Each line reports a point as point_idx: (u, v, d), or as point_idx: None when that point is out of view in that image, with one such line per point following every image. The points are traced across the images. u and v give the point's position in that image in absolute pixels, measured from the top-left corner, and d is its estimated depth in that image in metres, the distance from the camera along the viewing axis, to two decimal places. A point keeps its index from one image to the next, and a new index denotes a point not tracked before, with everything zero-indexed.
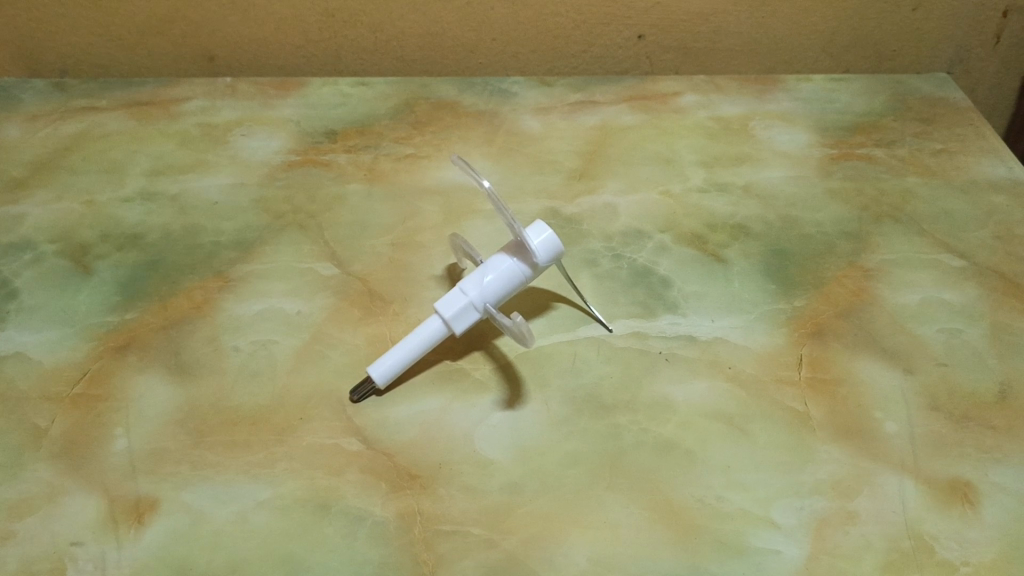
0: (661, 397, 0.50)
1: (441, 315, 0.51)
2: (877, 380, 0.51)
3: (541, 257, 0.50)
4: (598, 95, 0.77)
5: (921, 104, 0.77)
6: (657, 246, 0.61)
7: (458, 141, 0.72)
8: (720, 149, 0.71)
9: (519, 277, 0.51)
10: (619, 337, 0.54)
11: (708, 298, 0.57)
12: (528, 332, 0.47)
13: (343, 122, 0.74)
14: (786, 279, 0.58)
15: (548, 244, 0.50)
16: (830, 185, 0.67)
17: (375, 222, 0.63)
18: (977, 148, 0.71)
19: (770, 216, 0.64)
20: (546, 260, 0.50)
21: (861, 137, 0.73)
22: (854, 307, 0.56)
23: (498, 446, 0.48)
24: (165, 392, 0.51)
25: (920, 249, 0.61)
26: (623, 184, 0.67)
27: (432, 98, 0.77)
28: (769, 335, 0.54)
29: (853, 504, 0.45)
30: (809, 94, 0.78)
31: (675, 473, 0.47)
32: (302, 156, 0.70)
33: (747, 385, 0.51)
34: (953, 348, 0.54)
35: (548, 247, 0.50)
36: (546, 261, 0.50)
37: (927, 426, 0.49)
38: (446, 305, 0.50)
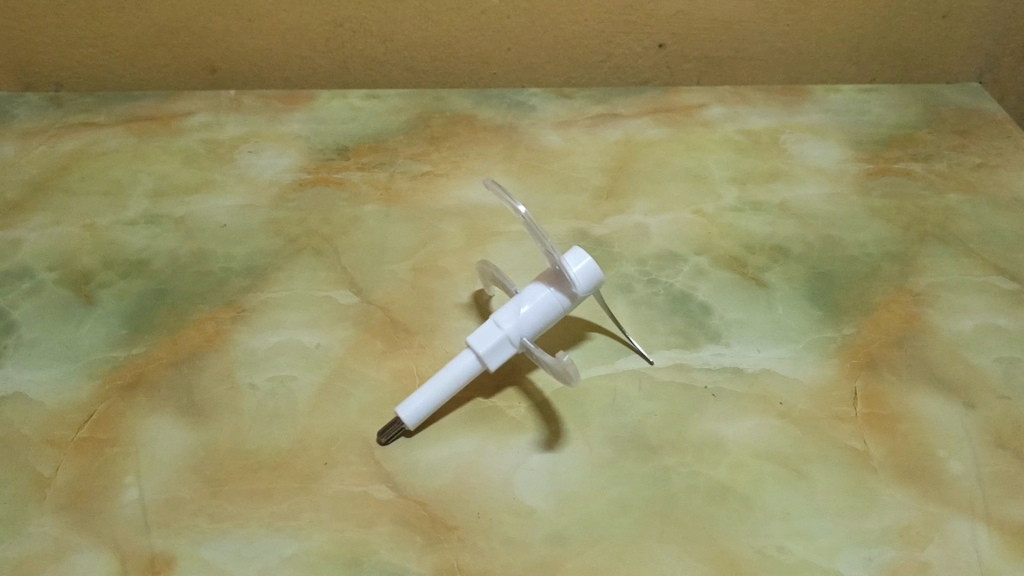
0: (710, 436, 0.47)
1: (475, 349, 0.47)
2: (936, 415, 0.49)
3: (581, 286, 0.46)
4: (620, 108, 0.74)
5: (954, 115, 0.74)
6: (693, 270, 0.58)
7: (478, 157, 0.69)
8: (752, 164, 0.68)
9: (558, 307, 0.48)
10: (660, 371, 0.51)
11: (752, 326, 0.54)
12: (572, 371, 0.43)
13: (355, 138, 0.70)
14: (831, 306, 0.55)
15: (590, 269, 0.47)
16: (869, 202, 0.64)
17: (395, 246, 0.60)
18: (1018, 162, 0.68)
19: (809, 236, 0.61)
20: (585, 290, 0.47)
21: (896, 151, 0.70)
22: (905, 335, 0.53)
23: (539, 493, 0.45)
24: (177, 436, 0.47)
25: (969, 271, 0.58)
26: (653, 203, 0.64)
27: (448, 112, 0.74)
28: (818, 367, 0.51)
29: (924, 554, 0.42)
30: (837, 106, 0.75)
31: (730, 521, 0.43)
32: (313, 175, 0.66)
33: (800, 422, 0.48)
34: (1014, 379, 0.51)
35: (591, 272, 0.47)
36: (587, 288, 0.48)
37: (994, 466, 0.46)
38: (480, 337, 0.47)
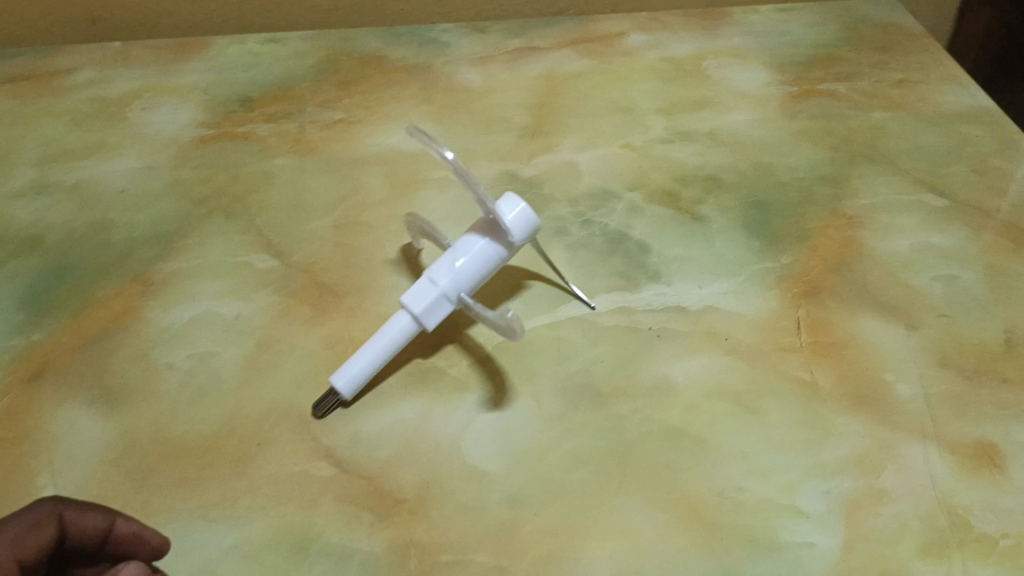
0: (659, 379, 0.46)
1: (410, 308, 0.44)
2: (881, 339, 0.48)
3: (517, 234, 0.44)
4: (538, 40, 0.71)
5: (873, 31, 0.73)
6: (628, 208, 0.56)
7: (393, 100, 0.65)
8: (678, 92, 0.66)
9: (495, 256, 0.45)
10: (603, 315, 0.49)
11: (692, 262, 0.53)
12: (515, 326, 0.41)
13: (259, 87, 0.65)
14: (769, 235, 0.54)
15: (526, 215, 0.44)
16: (797, 125, 0.63)
17: (314, 202, 0.56)
18: (938, 76, 0.68)
19: (741, 165, 0.60)
20: (522, 238, 0.44)
21: (820, 71, 0.69)
22: (844, 260, 0.53)
23: (490, 454, 0.43)
24: (93, 427, 0.43)
25: (900, 190, 0.58)
26: (581, 139, 0.61)
27: (357, 53, 0.69)
28: (762, 299, 0.50)
29: (881, 481, 0.42)
30: (758, 27, 0.74)
31: (687, 466, 0.42)
32: (215, 129, 0.61)
33: (748, 357, 0.47)
34: (952, 297, 0.51)
35: (528, 217, 0.45)
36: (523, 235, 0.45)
37: (941, 385, 0.46)
38: (415, 296, 0.44)
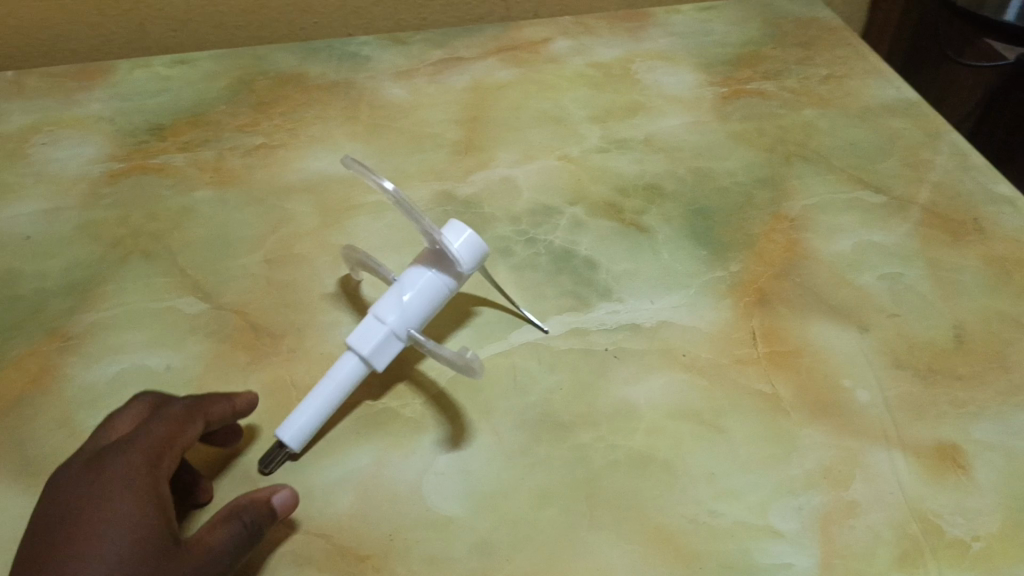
0: (620, 403, 0.45)
1: (357, 349, 0.42)
2: (835, 344, 0.48)
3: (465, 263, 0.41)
4: (462, 50, 0.69)
5: (794, 26, 0.74)
6: (571, 222, 0.55)
7: (316, 120, 0.61)
8: (609, 99, 0.65)
9: (443, 287, 0.43)
10: (557, 339, 0.47)
11: (641, 276, 0.51)
12: (473, 361, 0.39)
13: (170, 114, 0.61)
14: (715, 242, 0.54)
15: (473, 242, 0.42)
16: (730, 127, 0.63)
17: (240, 236, 0.53)
18: (862, 70, 0.69)
19: (680, 171, 0.59)
20: (471, 266, 0.42)
21: (747, 70, 0.68)
22: (791, 264, 0.53)
23: (453, 499, 0.41)
24: (15, 505, 0.39)
25: (837, 188, 0.58)
26: (516, 153, 0.60)
27: (273, 73, 0.66)
28: (714, 310, 0.50)
29: (850, 492, 0.41)
30: (682, 28, 0.73)
31: (657, 493, 0.41)
32: (127, 163, 0.57)
33: (706, 373, 0.46)
34: (899, 295, 0.51)
35: (475, 243, 0.42)
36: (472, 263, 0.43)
37: (898, 387, 0.46)
38: (361, 335, 0.42)
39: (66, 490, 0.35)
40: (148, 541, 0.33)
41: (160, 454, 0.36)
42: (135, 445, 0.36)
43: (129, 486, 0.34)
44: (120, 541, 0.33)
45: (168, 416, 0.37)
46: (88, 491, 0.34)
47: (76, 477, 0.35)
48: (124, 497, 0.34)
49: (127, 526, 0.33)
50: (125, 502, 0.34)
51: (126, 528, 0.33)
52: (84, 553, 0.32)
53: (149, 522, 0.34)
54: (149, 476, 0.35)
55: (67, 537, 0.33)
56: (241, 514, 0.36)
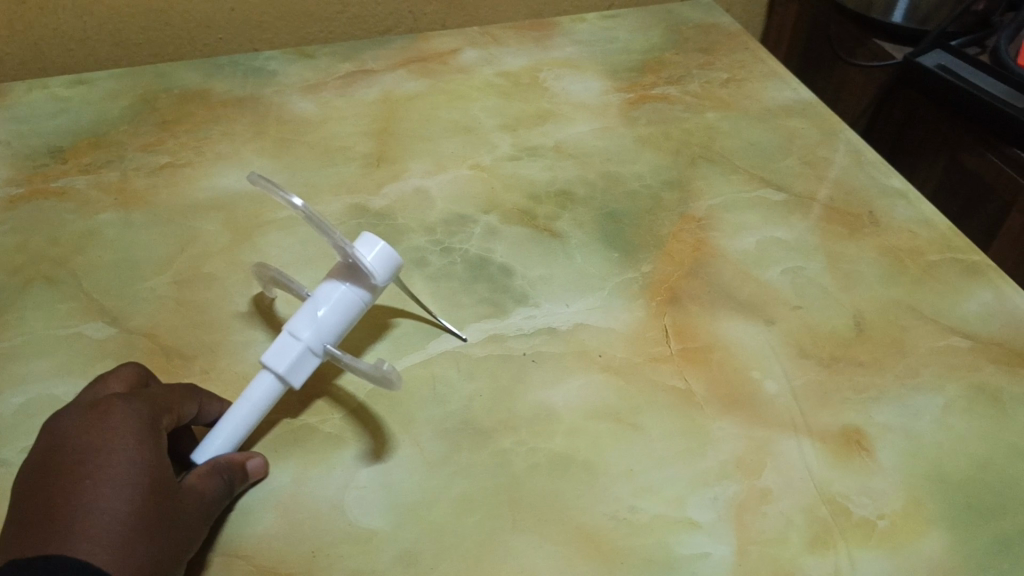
0: (540, 406, 0.45)
1: (272, 366, 0.41)
2: (743, 338, 0.50)
3: (379, 274, 0.42)
4: (371, 63, 0.69)
5: (695, 32, 0.76)
6: (486, 230, 0.55)
7: (223, 138, 0.61)
8: (518, 108, 0.66)
9: (358, 300, 0.43)
10: (475, 346, 0.48)
11: (556, 281, 0.52)
12: (393, 373, 0.39)
13: (69, 135, 0.60)
14: (626, 245, 0.55)
15: (383, 251, 0.42)
16: (637, 132, 0.64)
17: (148, 258, 0.52)
18: (760, 73, 0.71)
19: (590, 176, 0.60)
20: (386, 276, 0.42)
21: (652, 76, 0.70)
22: (699, 263, 0.54)
23: (376, 511, 0.40)
24: None
25: (741, 188, 0.60)
26: (428, 163, 0.60)
27: (176, 90, 0.65)
28: (628, 311, 0.51)
29: (762, 480, 0.43)
30: (588, 36, 0.75)
31: (578, 493, 0.42)
32: (25, 187, 0.55)
33: (622, 372, 0.47)
34: (801, 289, 0.53)
35: (386, 253, 0.42)
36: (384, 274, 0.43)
37: (804, 376, 0.48)
38: (276, 351, 0.41)
39: (68, 422, 0.36)
40: (162, 479, 0.34)
41: (162, 408, 0.38)
42: (140, 395, 0.37)
43: (141, 425, 0.36)
44: (138, 472, 0.34)
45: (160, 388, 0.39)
46: (100, 424, 0.35)
47: (76, 414, 0.36)
48: (145, 440, 0.35)
49: (145, 459, 0.34)
50: (141, 438, 0.35)
51: (143, 462, 0.34)
52: (106, 480, 0.33)
53: (161, 462, 0.35)
54: (154, 421, 0.36)
55: (82, 463, 0.33)
56: (222, 471, 0.39)
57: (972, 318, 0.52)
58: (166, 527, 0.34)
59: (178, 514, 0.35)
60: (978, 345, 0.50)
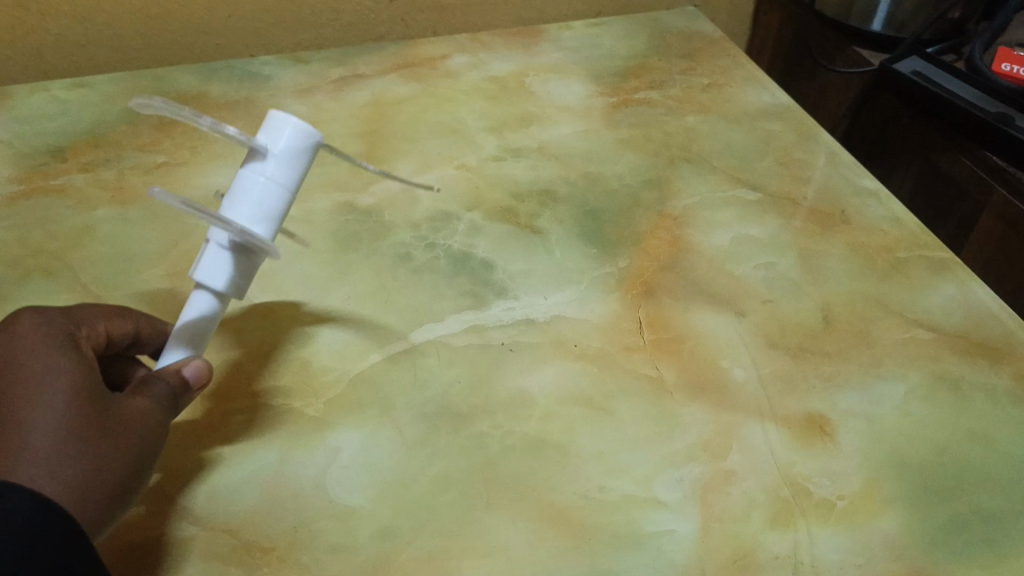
0: (516, 392, 0.47)
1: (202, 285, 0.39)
2: (714, 329, 0.52)
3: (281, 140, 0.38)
4: (362, 68, 0.71)
5: (679, 39, 0.78)
6: (468, 227, 0.57)
7: (218, 139, 0.63)
8: (504, 111, 0.68)
9: (275, 185, 0.38)
10: (455, 336, 0.50)
11: (535, 275, 0.54)
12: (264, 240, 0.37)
13: (69, 136, 0.62)
14: (605, 241, 0.57)
15: (273, 123, 0.38)
16: (618, 134, 0.66)
17: (142, 252, 0.54)
18: (740, 78, 0.73)
19: (571, 176, 0.62)
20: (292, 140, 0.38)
21: (635, 81, 0.72)
22: (674, 258, 0.56)
23: (356, 490, 0.42)
24: None
25: (717, 188, 0.62)
26: (415, 163, 0.62)
27: (174, 93, 0.67)
28: (604, 303, 0.53)
29: (728, 462, 0.45)
30: (574, 42, 0.77)
31: (550, 473, 0.44)
32: (26, 185, 0.58)
33: (597, 361, 0.49)
34: (772, 283, 0.55)
35: (279, 122, 0.38)
36: (290, 148, 0.38)
37: (771, 366, 0.50)
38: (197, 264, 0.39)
39: None
40: (85, 385, 0.36)
41: (77, 321, 0.39)
42: (52, 311, 0.39)
43: (55, 338, 0.37)
44: (65, 379, 0.36)
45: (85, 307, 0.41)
46: (13, 343, 0.36)
47: None
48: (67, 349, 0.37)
49: (63, 369, 0.36)
50: (57, 350, 0.36)
51: (65, 368, 0.36)
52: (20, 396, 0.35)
53: (82, 368, 0.37)
54: (68, 333, 0.38)
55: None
56: (159, 375, 0.40)
57: (936, 311, 0.54)
58: (107, 423, 0.36)
59: (112, 411, 0.36)
60: (941, 337, 0.52)
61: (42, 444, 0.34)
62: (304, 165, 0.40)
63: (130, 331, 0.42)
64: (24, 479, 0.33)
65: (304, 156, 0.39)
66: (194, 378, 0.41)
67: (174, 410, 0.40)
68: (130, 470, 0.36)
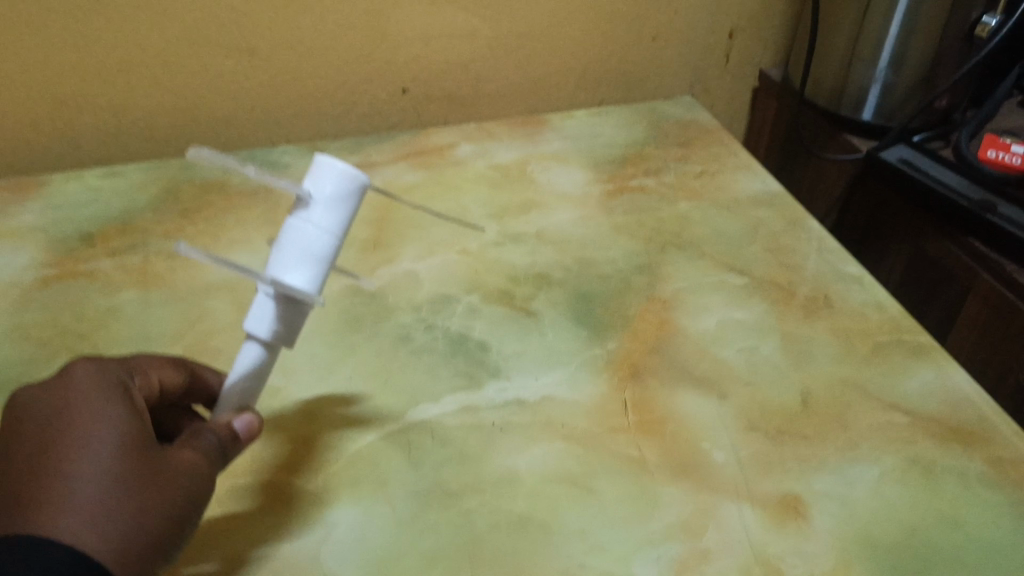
0: (505, 471, 0.50)
1: (252, 333, 0.44)
2: (697, 411, 0.54)
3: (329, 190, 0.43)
4: (375, 156, 0.76)
5: (675, 128, 0.82)
6: (467, 309, 0.61)
7: (236, 224, 0.67)
8: (506, 197, 0.72)
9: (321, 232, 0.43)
10: (450, 415, 0.53)
11: (528, 357, 0.57)
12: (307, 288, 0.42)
13: (99, 223, 0.67)
14: (596, 324, 0.60)
15: (319, 172, 0.43)
16: (613, 220, 0.70)
17: (161, 333, 0.57)
18: (732, 166, 0.77)
19: (566, 261, 0.65)
20: (339, 189, 0.43)
21: (631, 168, 0.76)
22: (661, 341, 0.59)
23: (349, 564, 0.45)
24: None
25: (705, 272, 0.65)
26: (419, 248, 0.66)
27: (198, 182, 0.72)
28: (592, 385, 0.56)
29: (704, 542, 0.47)
30: (575, 131, 0.81)
31: (534, 549, 0.46)
32: (58, 269, 0.62)
33: (583, 441, 0.52)
34: (755, 366, 0.58)
35: (324, 170, 0.43)
36: (335, 193, 0.43)
37: (750, 448, 0.52)
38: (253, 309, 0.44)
39: (39, 396, 0.41)
40: (126, 449, 0.39)
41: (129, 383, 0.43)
42: (108, 373, 0.43)
43: (100, 404, 0.40)
44: (124, 430, 0.40)
45: (143, 361, 0.46)
46: (61, 411, 0.40)
47: (44, 393, 0.41)
48: (124, 405, 0.41)
49: (107, 436, 0.39)
50: (100, 418, 0.40)
51: (124, 421, 0.40)
52: (64, 461, 0.37)
53: (125, 432, 0.39)
54: (124, 392, 0.42)
55: (44, 447, 0.38)
56: (210, 430, 0.44)
57: (913, 395, 0.56)
58: (164, 468, 0.40)
59: (151, 472, 0.39)
60: (916, 421, 0.54)
61: (85, 502, 0.36)
62: (351, 207, 0.45)
63: (184, 382, 0.48)
64: (93, 516, 0.36)
65: (350, 198, 0.44)
66: (244, 429, 0.45)
67: (221, 460, 0.44)
68: (167, 528, 0.38)
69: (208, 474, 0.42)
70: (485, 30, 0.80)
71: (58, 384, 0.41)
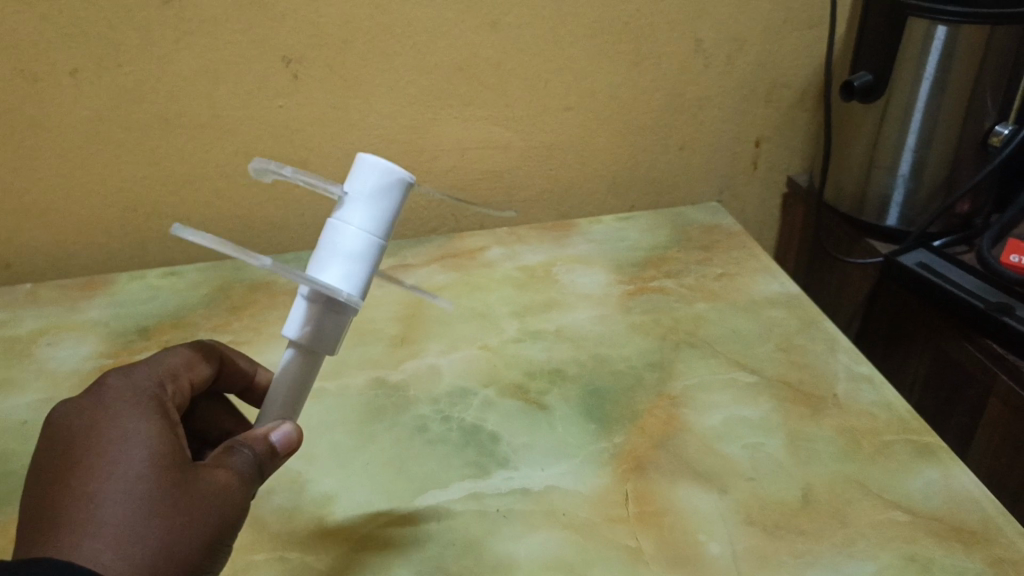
0: (504, 556, 0.52)
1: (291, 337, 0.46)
2: (696, 504, 0.56)
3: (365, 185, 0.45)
4: (410, 259, 0.81)
5: (699, 233, 0.86)
6: (482, 402, 0.64)
7: (278, 322, 0.73)
8: (530, 297, 0.76)
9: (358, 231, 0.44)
10: (456, 502, 0.56)
11: (537, 448, 0.60)
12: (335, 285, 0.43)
13: (156, 318, 0.73)
14: (604, 419, 0.63)
15: (359, 169, 0.45)
16: (631, 319, 0.73)
17: None
18: (751, 268, 0.80)
19: (582, 357, 0.69)
20: (376, 185, 0.45)
21: (653, 271, 0.80)
22: (667, 436, 0.61)
23: None
24: None
25: (716, 370, 0.67)
26: (443, 343, 0.70)
27: (247, 282, 0.78)
28: (596, 476, 0.58)
29: None
30: (602, 236, 0.86)
31: None
32: (114, 359, 0.68)
33: (582, 530, 0.54)
34: (757, 463, 0.59)
35: (362, 167, 0.45)
36: (374, 189, 0.45)
37: (746, 541, 0.53)
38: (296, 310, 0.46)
39: (75, 417, 0.42)
40: (154, 469, 0.40)
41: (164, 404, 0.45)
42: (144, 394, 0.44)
43: (134, 427, 0.41)
44: (156, 452, 0.41)
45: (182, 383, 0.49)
46: (95, 434, 0.41)
47: (80, 414, 0.42)
48: (157, 425, 0.42)
49: (134, 456, 0.40)
50: (132, 440, 0.41)
51: (155, 441, 0.41)
52: (94, 487, 0.39)
53: (153, 451, 0.41)
54: (159, 412, 0.43)
55: (74, 472, 0.40)
56: (247, 446, 0.45)
57: (915, 494, 0.56)
58: (194, 489, 0.41)
59: (177, 492, 0.40)
60: (917, 520, 0.55)
61: (108, 525, 0.38)
62: (391, 206, 0.46)
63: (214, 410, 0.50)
64: (117, 540, 0.37)
65: (389, 193, 0.45)
66: (283, 442, 0.47)
67: (258, 475, 0.45)
68: (195, 549, 0.40)
69: (241, 491, 0.43)
70: (518, 142, 0.86)
71: (95, 406, 0.43)
